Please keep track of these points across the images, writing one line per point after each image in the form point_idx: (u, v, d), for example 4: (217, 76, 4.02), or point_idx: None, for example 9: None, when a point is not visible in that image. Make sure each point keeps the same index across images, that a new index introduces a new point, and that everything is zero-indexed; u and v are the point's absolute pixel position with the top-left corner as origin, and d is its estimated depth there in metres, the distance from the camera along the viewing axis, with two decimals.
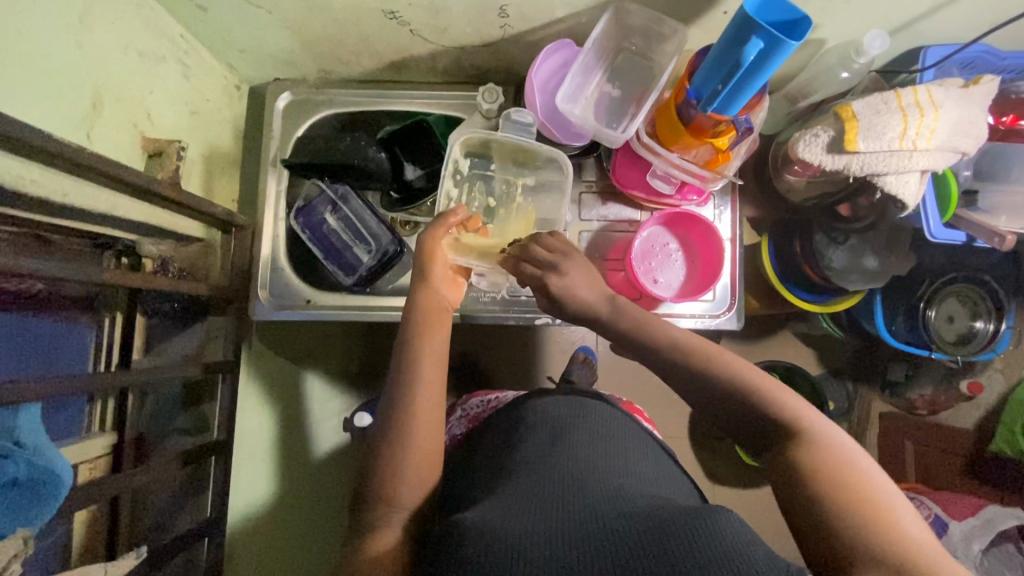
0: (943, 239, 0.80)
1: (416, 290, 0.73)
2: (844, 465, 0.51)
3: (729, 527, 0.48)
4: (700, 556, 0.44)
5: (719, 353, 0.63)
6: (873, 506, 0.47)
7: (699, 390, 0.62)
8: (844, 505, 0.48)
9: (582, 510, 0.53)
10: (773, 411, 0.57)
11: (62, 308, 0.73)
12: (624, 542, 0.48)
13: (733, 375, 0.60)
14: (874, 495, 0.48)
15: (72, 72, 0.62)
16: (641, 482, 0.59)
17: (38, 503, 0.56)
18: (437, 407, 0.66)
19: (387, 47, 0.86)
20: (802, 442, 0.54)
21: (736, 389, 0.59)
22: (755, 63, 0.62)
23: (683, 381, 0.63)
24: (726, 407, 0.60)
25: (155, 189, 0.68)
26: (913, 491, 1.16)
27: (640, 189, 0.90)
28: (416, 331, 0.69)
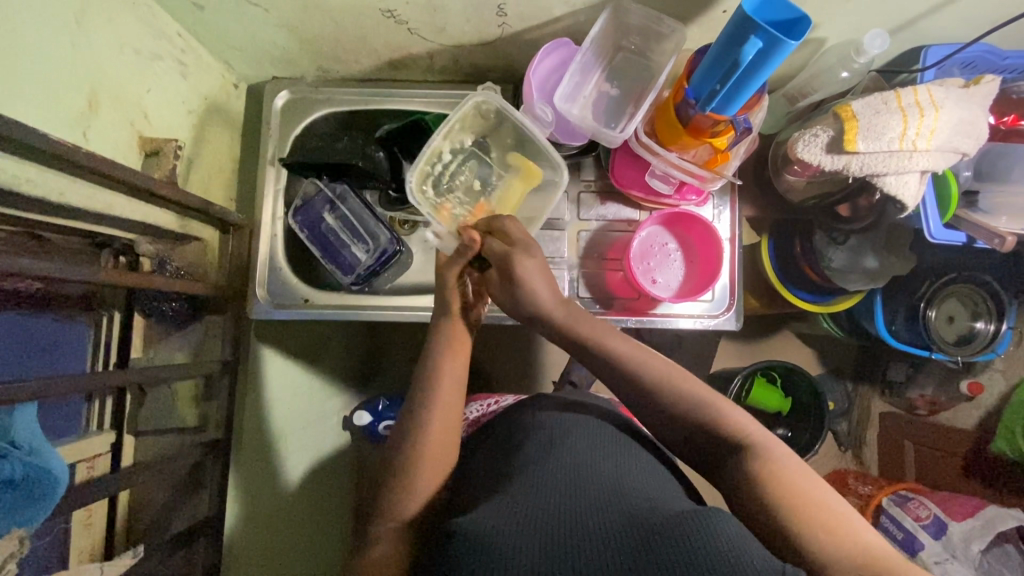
0: (943, 239, 0.80)
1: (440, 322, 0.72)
2: (796, 477, 0.54)
3: (727, 529, 0.47)
4: (697, 560, 0.44)
5: (670, 372, 0.64)
6: (830, 515, 0.51)
7: (661, 407, 0.63)
8: (806, 518, 0.51)
9: (578, 513, 0.53)
10: (725, 428, 0.60)
11: (60, 306, 0.75)
12: (619, 546, 0.48)
13: (689, 394, 0.62)
14: (828, 505, 0.52)
15: (69, 71, 0.62)
16: (641, 484, 0.59)
17: (33, 503, 0.56)
18: (450, 412, 0.67)
19: (384, 45, 0.86)
20: (756, 455, 0.56)
21: (693, 407, 0.62)
22: (754, 63, 0.61)
23: (646, 398, 0.64)
24: (682, 424, 0.62)
25: (153, 188, 0.68)
26: (912, 492, 1.15)
27: (638, 188, 0.89)
28: (439, 350, 0.70)
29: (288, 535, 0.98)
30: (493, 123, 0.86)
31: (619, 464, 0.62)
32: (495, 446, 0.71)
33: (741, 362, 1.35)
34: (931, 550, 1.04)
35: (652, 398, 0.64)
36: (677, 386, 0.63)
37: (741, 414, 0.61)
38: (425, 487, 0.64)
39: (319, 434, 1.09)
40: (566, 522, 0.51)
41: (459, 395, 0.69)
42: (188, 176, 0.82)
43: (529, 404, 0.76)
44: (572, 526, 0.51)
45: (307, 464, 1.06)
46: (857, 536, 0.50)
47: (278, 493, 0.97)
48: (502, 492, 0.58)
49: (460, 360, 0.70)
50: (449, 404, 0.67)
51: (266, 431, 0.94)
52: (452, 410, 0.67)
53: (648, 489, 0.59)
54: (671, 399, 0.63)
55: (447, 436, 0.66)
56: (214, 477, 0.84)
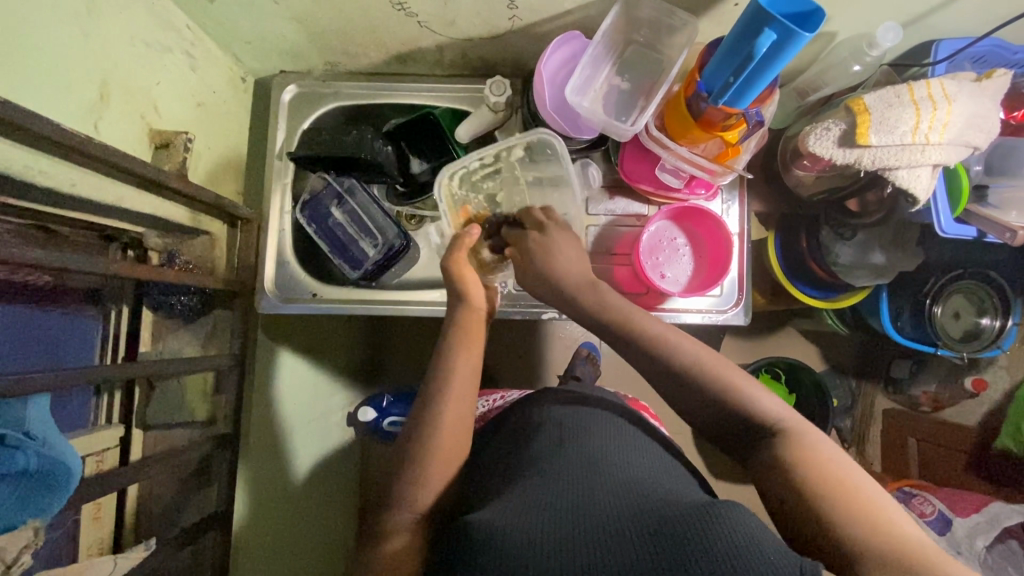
0: (954, 234, 0.80)
1: (455, 310, 0.74)
2: (832, 465, 0.54)
3: (744, 522, 0.47)
4: (715, 554, 0.44)
5: (708, 357, 0.64)
6: (866, 503, 0.50)
7: (688, 395, 0.63)
8: (841, 505, 0.50)
9: (595, 504, 0.53)
10: (759, 415, 0.60)
11: (70, 299, 0.74)
12: (637, 539, 0.48)
13: (721, 381, 0.62)
14: (865, 494, 0.51)
15: (80, 62, 0.61)
16: (653, 476, 0.59)
17: (47, 494, 0.55)
18: (461, 405, 0.67)
19: (393, 39, 0.86)
20: (790, 442, 0.57)
21: (723, 393, 0.61)
22: (768, 55, 0.61)
23: (669, 388, 0.65)
24: (714, 411, 0.62)
25: (164, 180, 0.68)
26: (916, 488, 1.16)
27: (647, 182, 0.89)
28: (453, 346, 0.70)
29: (294, 529, 0.98)
30: (540, 149, 0.84)
31: (630, 456, 0.62)
32: (505, 439, 0.72)
33: (745, 358, 1.35)
34: (936, 545, 1.04)
35: (685, 385, 0.63)
36: (699, 377, 0.62)
37: (776, 401, 0.61)
38: (437, 479, 0.64)
39: (323, 428, 1.10)
40: (583, 514, 0.51)
41: (472, 389, 0.69)
42: (197, 170, 0.82)
43: (539, 399, 0.76)
44: (587, 517, 0.51)
45: (313, 458, 1.06)
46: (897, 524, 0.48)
47: (285, 488, 0.98)
48: (518, 486, 0.58)
49: (474, 353, 0.71)
50: (461, 396, 0.67)
51: (273, 425, 0.94)
52: (465, 399, 0.68)
53: (660, 481, 0.59)
54: (707, 384, 0.62)
55: (459, 429, 0.66)
56: (222, 471, 0.84)
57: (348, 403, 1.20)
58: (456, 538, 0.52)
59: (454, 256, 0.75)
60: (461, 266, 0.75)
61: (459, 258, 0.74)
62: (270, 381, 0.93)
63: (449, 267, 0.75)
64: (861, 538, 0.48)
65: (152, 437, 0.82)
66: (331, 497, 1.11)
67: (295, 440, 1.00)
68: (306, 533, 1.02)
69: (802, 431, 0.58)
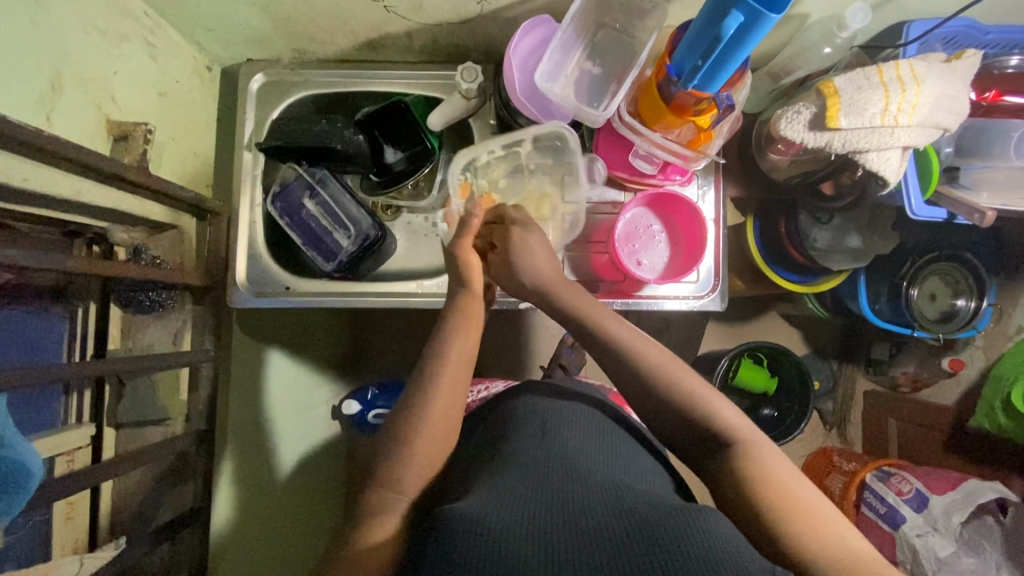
0: (924, 216, 0.80)
1: (458, 295, 0.73)
2: (783, 475, 0.55)
3: (717, 527, 0.48)
4: (694, 559, 0.44)
5: (668, 366, 0.64)
6: (812, 514, 0.52)
7: (662, 393, 0.63)
8: (781, 511, 0.53)
9: (573, 502, 0.53)
10: (720, 421, 0.61)
11: (34, 298, 0.73)
12: (615, 537, 0.48)
13: (675, 384, 0.63)
14: (796, 496, 0.54)
15: (27, 50, 0.59)
16: (631, 479, 0.60)
17: (7, 495, 0.54)
18: (451, 400, 0.67)
19: (361, 24, 0.84)
20: (747, 453, 0.58)
21: (697, 401, 0.62)
22: (734, 38, 0.60)
23: (638, 381, 0.65)
24: (673, 415, 0.63)
25: (123, 174, 0.66)
26: (893, 467, 1.17)
27: (622, 169, 0.89)
28: (450, 329, 0.70)
29: (281, 524, 0.98)
30: (549, 141, 0.86)
31: (610, 457, 0.62)
32: (483, 432, 0.72)
33: (727, 344, 1.36)
34: (913, 523, 1.06)
35: (642, 386, 0.64)
36: (659, 364, 0.64)
37: (732, 409, 0.62)
38: (412, 472, 0.63)
39: (307, 422, 1.09)
40: (558, 511, 0.52)
41: (467, 375, 0.69)
42: (161, 163, 0.80)
43: (516, 394, 0.76)
44: (563, 513, 0.51)
45: (297, 454, 1.05)
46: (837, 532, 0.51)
47: (268, 482, 0.97)
48: (494, 481, 0.57)
49: (468, 338, 0.70)
50: (450, 387, 0.67)
51: (253, 421, 0.94)
52: (458, 385, 0.68)
53: (638, 483, 0.59)
54: (671, 387, 0.63)
55: (446, 421, 0.66)
56: (197, 470, 0.83)
57: (333, 397, 1.19)
58: (431, 530, 0.51)
59: (461, 241, 0.73)
60: (468, 253, 0.73)
61: (467, 246, 0.72)
62: (245, 377, 0.92)
63: (456, 254, 0.73)
64: (788, 532, 0.51)
65: (126, 434, 0.80)
66: (319, 492, 1.11)
67: (276, 436, 0.99)
68: (291, 529, 1.01)
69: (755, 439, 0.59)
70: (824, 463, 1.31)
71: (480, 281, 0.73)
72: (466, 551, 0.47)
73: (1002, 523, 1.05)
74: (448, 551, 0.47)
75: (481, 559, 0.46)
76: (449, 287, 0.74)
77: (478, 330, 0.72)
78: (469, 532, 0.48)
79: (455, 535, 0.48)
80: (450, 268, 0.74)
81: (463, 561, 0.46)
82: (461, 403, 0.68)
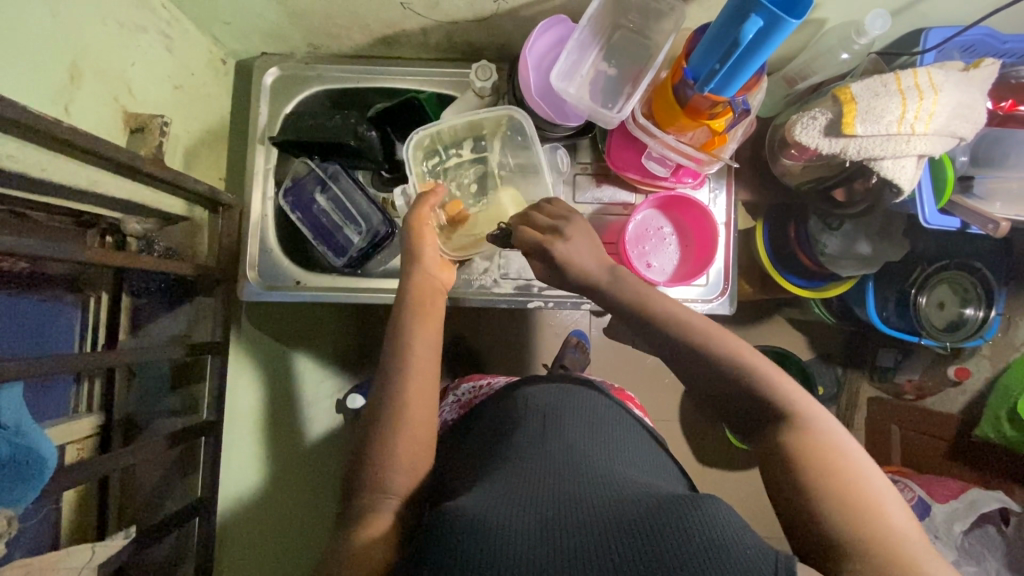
0: (937, 225, 0.79)
1: (412, 272, 0.75)
2: (836, 453, 0.55)
3: (717, 518, 0.48)
4: (694, 547, 0.45)
5: (728, 340, 0.64)
6: (861, 493, 0.51)
7: (698, 371, 0.65)
8: (834, 492, 0.52)
9: (570, 493, 0.53)
10: (769, 397, 0.60)
11: (45, 285, 0.73)
12: (618, 529, 0.48)
13: (730, 355, 0.63)
14: (852, 477, 0.53)
15: (48, 42, 0.59)
16: (631, 472, 0.59)
17: (19, 483, 0.54)
18: (428, 390, 0.67)
19: (376, 21, 0.84)
20: (799, 428, 0.57)
21: (739, 377, 0.62)
22: (753, 42, 0.60)
23: (680, 358, 0.66)
24: (727, 384, 0.63)
25: (138, 165, 0.66)
26: (898, 475, 1.18)
27: (634, 170, 0.88)
28: (410, 314, 0.71)
29: (283, 515, 0.98)
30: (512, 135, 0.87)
31: (611, 452, 0.62)
32: (489, 427, 0.72)
33: None
34: None
35: (693, 355, 0.65)
36: (682, 347, 0.65)
37: (792, 383, 0.61)
38: (416, 470, 0.63)
39: (313, 413, 1.11)
40: (559, 502, 0.52)
41: (434, 358, 0.71)
42: (175, 155, 0.80)
43: (522, 387, 0.77)
44: (573, 505, 0.51)
45: (302, 443, 1.07)
46: (884, 512, 0.50)
47: (273, 470, 0.98)
48: (516, 468, 0.58)
49: (430, 327, 0.72)
50: (423, 376, 0.68)
51: (261, 413, 0.95)
52: (429, 377, 0.69)
53: (639, 474, 0.59)
54: (720, 364, 0.63)
55: (438, 415, 0.65)
56: (205, 461, 0.83)
57: (338, 390, 1.20)
58: (440, 522, 0.52)
59: (419, 211, 0.75)
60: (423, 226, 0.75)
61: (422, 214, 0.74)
62: (252, 370, 0.93)
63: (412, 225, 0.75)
64: (835, 515, 0.51)
65: (135, 425, 0.81)
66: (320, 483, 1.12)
67: (279, 426, 0.99)
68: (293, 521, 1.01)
69: (812, 412, 0.59)
70: None
71: (434, 261, 0.76)
72: (475, 543, 0.47)
73: (1004, 533, 1.05)
74: (460, 542, 0.48)
75: (497, 546, 0.47)
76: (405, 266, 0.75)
77: (438, 317, 0.73)
78: (485, 518, 0.49)
79: (470, 524, 0.49)
80: (405, 236, 0.75)
81: (478, 545, 0.47)
82: None
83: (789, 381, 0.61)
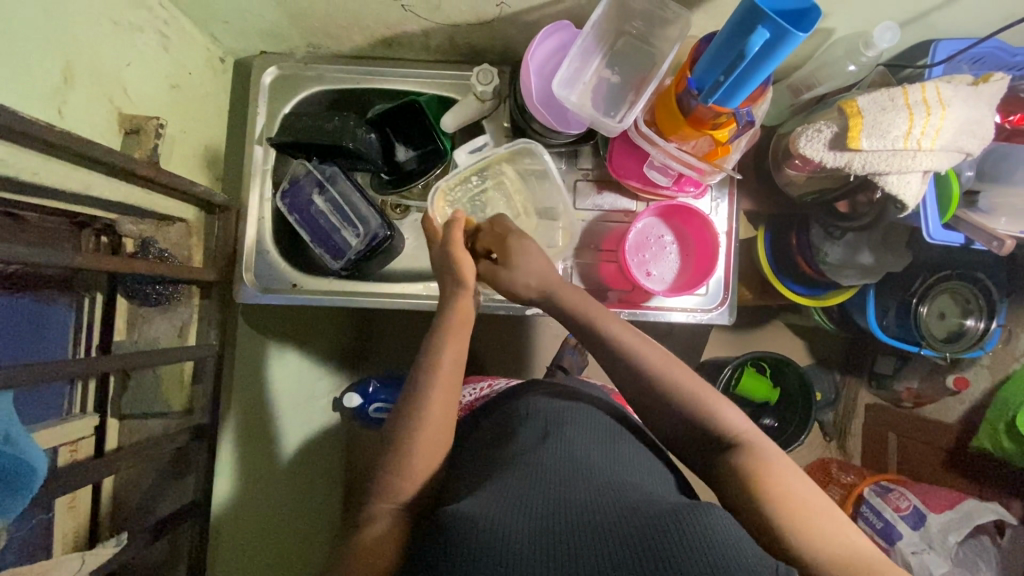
0: (942, 240, 0.79)
1: (454, 293, 0.72)
2: (787, 477, 0.56)
3: (720, 526, 0.47)
4: (693, 561, 0.44)
5: (667, 363, 0.66)
6: (810, 510, 0.54)
7: (651, 404, 0.66)
8: (793, 516, 0.53)
9: (569, 499, 0.53)
10: (713, 422, 0.63)
11: (40, 286, 0.71)
12: (615, 542, 0.47)
13: (679, 384, 0.65)
14: (804, 498, 0.55)
15: (41, 44, 0.58)
16: (633, 477, 0.59)
17: (8, 494, 0.54)
18: (445, 416, 0.65)
19: (377, 22, 0.83)
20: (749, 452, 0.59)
21: (690, 402, 0.64)
22: (759, 55, 0.59)
23: (636, 389, 0.67)
24: (678, 412, 0.64)
25: (134, 169, 0.65)
26: (893, 483, 1.18)
27: (636, 178, 0.86)
28: (444, 331, 0.70)
29: (276, 513, 0.99)
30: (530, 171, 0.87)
31: (614, 458, 0.61)
32: (485, 435, 0.72)
33: (731, 351, 1.36)
34: (909, 540, 1.07)
35: (643, 383, 0.66)
36: (648, 373, 0.66)
37: (732, 410, 0.63)
38: (415, 475, 0.62)
39: (308, 411, 1.11)
40: (554, 508, 0.52)
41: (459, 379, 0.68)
42: (171, 156, 0.79)
43: (525, 392, 0.76)
44: (565, 514, 0.51)
45: (297, 441, 1.07)
46: (838, 531, 0.52)
47: (268, 470, 0.98)
48: (504, 481, 0.57)
49: (460, 344, 0.70)
50: (446, 394, 0.66)
51: (254, 414, 0.95)
52: (452, 395, 0.67)
53: (641, 480, 0.59)
54: (669, 396, 0.64)
55: (441, 423, 0.65)
56: (199, 463, 0.83)
57: (334, 388, 1.20)
58: (434, 533, 0.51)
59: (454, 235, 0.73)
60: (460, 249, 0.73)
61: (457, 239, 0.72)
62: (249, 370, 0.93)
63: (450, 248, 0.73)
64: (799, 538, 0.52)
65: (129, 427, 0.80)
66: (314, 480, 1.12)
67: (273, 426, 0.99)
68: (286, 516, 1.02)
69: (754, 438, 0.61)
70: (822, 474, 1.31)
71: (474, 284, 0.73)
72: (474, 552, 0.47)
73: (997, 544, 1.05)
74: (452, 558, 0.47)
75: (489, 556, 0.47)
76: (446, 287, 0.74)
77: (464, 332, 0.71)
78: (468, 532, 0.49)
79: (461, 534, 0.49)
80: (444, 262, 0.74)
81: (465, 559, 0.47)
82: (453, 406, 0.67)
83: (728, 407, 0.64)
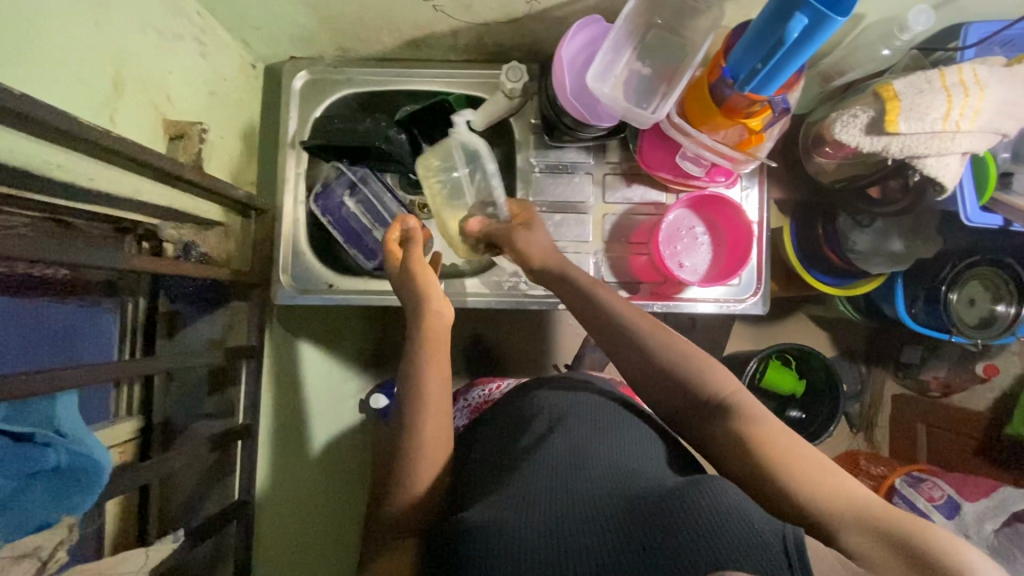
0: (979, 222, 0.79)
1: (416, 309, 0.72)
2: (782, 436, 0.56)
3: (726, 501, 0.46)
4: (697, 537, 0.44)
5: (659, 331, 0.67)
6: (810, 465, 0.54)
7: (654, 377, 0.66)
8: (789, 466, 0.54)
9: (575, 490, 0.53)
10: (707, 384, 0.63)
11: (86, 291, 0.73)
12: (621, 530, 0.47)
13: (674, 352, 0.66)
14: (802, 455, 0.55)
15: (94, 53, 0.60)
16: (640, 461, 0.58)
17: (78, 490, 0.55)
18: (441, 419, 0.66)
19: (407, 23, 0.84)
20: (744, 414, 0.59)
21: (689, 369, 0.64)
22: (798, 41, 0.59)
23: (638, 364, 0.67)
24: (678, 382, 0.64)
25: (181, 172, 0.67)
26: (924, 473, 1.14)
27: (667, 169, 0.87)
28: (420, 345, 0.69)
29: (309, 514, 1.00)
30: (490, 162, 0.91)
31: (619, 443, 0.60)
32: (503, 425, 0.71)
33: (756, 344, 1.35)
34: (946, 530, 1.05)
35: (644, 358, 0.67)
36: (649, 343, 0.67)
37: (723, 373, 0.64)
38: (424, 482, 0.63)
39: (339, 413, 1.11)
40: (562, 500, 0.52)
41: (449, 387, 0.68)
42: (211, 160, 0.81)
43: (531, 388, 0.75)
44: (573, 506, 0.51)
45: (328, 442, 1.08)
46: (842, 482, 0.52)
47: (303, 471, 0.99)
48: (513, 479, 0.57)
49: (437, 354, 0.69)
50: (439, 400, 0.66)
51: (289, 414, 0.96)
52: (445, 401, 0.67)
53: (646, 463, 0.58)
54: (674, 367, 0.65)
55: (439, 427, 0.65)
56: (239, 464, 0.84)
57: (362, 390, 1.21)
58: (449, 540, 0.53)
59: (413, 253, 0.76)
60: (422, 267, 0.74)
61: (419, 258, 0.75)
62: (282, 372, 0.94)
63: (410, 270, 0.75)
64: (803, 493, 0.52)
65: (172, 429, 0.81)
66: None
67: (305, 430, 0.99)
68: None
69: (746, 401, 0.61)
70: (851, 466, 1.30)
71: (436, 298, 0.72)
72: (486, 554, 0.48)
73: None
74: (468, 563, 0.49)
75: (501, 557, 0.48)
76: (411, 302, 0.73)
77: (442, 344, 0.70)
78: (480, 535, 0.50)
79: (472, 539, 0.50)
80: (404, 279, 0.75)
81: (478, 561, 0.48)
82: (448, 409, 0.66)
83: (721, 370, 0.64)
